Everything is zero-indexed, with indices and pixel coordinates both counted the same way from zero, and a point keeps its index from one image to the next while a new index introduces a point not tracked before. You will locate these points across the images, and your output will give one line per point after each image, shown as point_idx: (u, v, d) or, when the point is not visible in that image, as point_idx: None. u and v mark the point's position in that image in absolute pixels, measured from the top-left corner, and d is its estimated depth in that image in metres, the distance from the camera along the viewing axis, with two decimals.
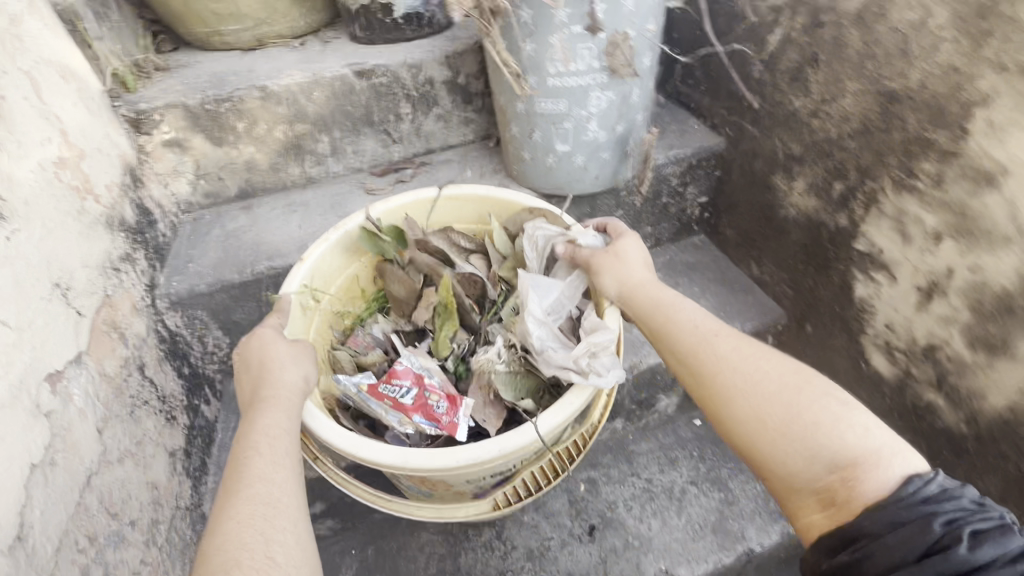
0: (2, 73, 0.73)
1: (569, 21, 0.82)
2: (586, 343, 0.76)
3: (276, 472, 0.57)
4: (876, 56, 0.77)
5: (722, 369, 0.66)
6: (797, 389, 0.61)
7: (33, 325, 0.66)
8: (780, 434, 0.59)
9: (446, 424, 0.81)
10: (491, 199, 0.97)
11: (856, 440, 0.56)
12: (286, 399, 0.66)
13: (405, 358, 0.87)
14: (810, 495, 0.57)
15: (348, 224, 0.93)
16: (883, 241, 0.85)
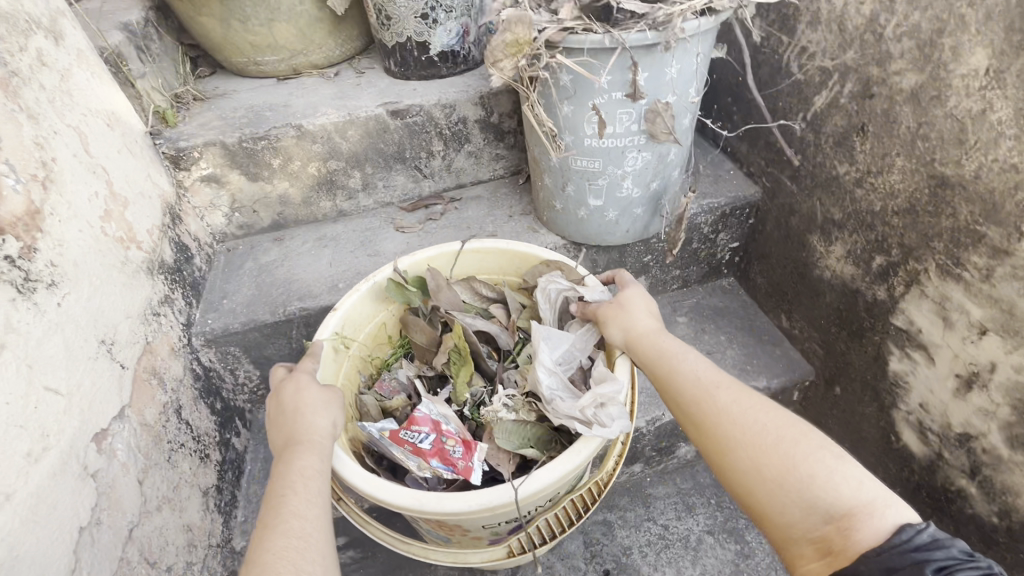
0: (54, 134, 0.76)
1: (609, 87, 0.80)
2: (592, 394, 0.69)
3: (309, 514, 0.55)
4: (930, 139, 0.75)
5: (723, 418, 0.61)
6: (796, 439, 0.57)
7: (82, 388, 0.69)
8: (778, 485, 0.55)
9: (461, 468, 0.71)
10: (516, 251, 0.89)
11: (853, 489, 0.52)
12: (322, 441, 0.63)
13: (424, 403, 0.77)
14: (807, 544, 0.52)
15: (376, 274, 0.85)
16: (922, 321, 0.83)
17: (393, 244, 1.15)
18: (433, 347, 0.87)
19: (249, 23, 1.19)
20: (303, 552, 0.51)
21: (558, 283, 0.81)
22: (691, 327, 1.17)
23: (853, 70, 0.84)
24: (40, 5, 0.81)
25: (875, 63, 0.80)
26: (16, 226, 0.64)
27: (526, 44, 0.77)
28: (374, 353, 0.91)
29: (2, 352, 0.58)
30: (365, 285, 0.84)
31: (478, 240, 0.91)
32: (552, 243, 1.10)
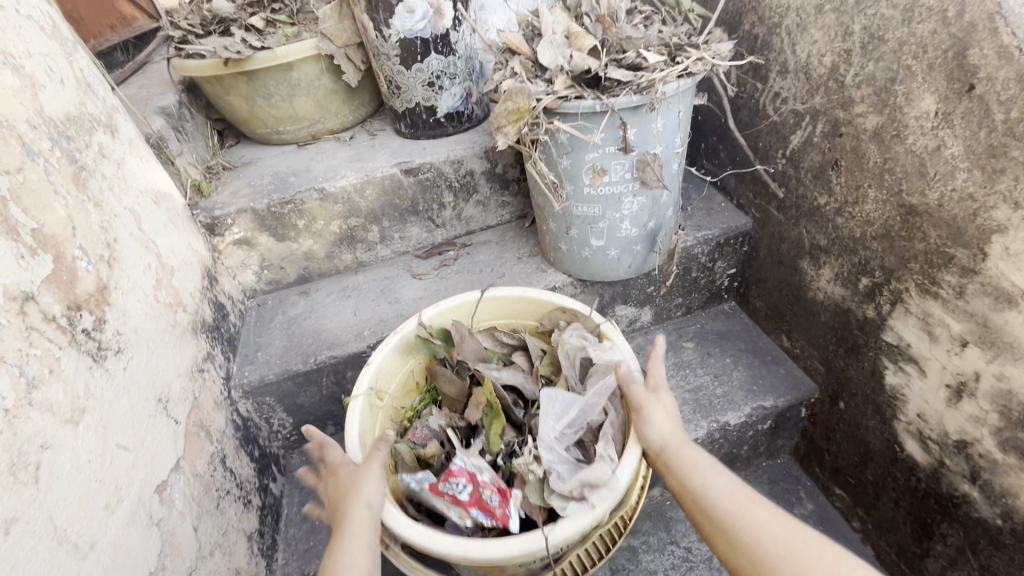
0: (114, 217, 0.85)
1: (603, 142, 0.90)
2: (592, 471, 0.74)
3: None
4: (895, 171, 0.83)
5: (762, 531, 0.61)
6: (833, 556, 0.58)
7: (145, 444, 0.76)
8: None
9: (500, 515, 0.77)
10: (532, 300, 0.98)
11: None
12: (363, 533, 0.66)
13: (459, 456, 0.81)
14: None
15: (403, 328, 0.94)
16: (910, 337, 0.89)
17: (412, 291, 1.23)
18: (460, 393, 0.94)
19: (272, 98, 1.30)
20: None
21: (574, 335, 0.90)
22: (697, 351, 1.24)
23: (822, 113, 0.93)
24: (99, 104, 0.92)
25: (841, 106, 0.89)
26: (90, 302, 0.73)
27: (526, 110, 0.87)
28: (403, 403, 0.99)
29: (84, 416, 0.66)
30: (393, 340, 0.93)
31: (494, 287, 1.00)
32: (561, 282, 1.17)
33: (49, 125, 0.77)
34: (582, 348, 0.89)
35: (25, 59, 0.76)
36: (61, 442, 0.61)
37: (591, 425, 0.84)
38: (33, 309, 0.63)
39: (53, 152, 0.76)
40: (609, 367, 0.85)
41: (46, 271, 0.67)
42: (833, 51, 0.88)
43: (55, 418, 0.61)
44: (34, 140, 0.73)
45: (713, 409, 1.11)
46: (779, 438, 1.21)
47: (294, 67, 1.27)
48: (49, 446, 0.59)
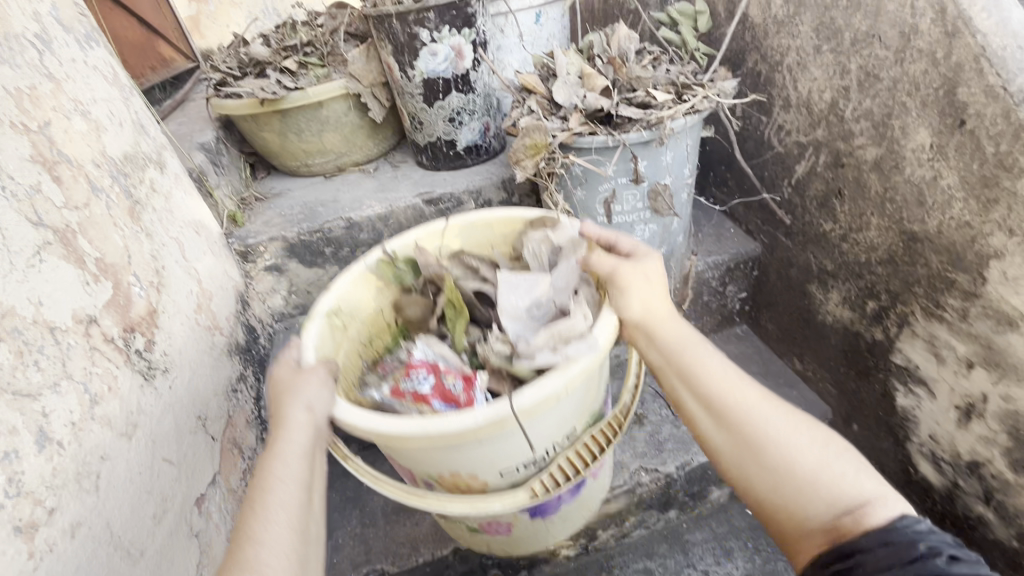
0: (163, 246, 0.92)
1: (615, 174, 0.95)
2: (565, 324, 0.70)
3: (273, 539, 0.54)
4: (895, 200, 0.87)
5: (757, 410, 0.63)
6: (821, 438, 0.61)
7: (186, 458, 0.81)
8: (808, 481, 0.58)
9: (465, 402, 0.74)
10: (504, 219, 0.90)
11: (872, 486, 0.58)
12: (296, 440, 0.62)
13: (420, 350, 0.83)
14: (820, 531, 0.57)
15: (366, 256, 0.87)
16: (918, 358, 0.91)
17: None
18: (428, 317, 0.90)
19: (303, 134, 1.39)
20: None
21: (534, 236, 0.84)
22: None
23: (825, 145, 0.98)
24: (151, 143, 1.00)
25: (841, 138, 0.94)
26: (142, 325, 0.79)
27: (543, 146, 0.93)
28: (375, 339, 0.91)
29: (136, 431, 0.71)
30: (356, 267, 0.86)
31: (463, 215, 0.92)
32: None
33: (110, 164, 0.84)
34: (545, 242, 0.83)
35: (91, 105, 0.85)
36: (117, 454, 0.66)
37: (559, 304, 0.78)
38: (96, 331, 0.69)
39: (114, 189, 0.83)
40: (574, 248, 0.80)
41: (106, 295, 0.73)
42: (832, 88, 0.93)
43: (113, 431, 0.66)
44: (98, 177, 0.80)
45: None
46: None
47: (324, 106, 1.36)
48: (108, 458, 0.64)
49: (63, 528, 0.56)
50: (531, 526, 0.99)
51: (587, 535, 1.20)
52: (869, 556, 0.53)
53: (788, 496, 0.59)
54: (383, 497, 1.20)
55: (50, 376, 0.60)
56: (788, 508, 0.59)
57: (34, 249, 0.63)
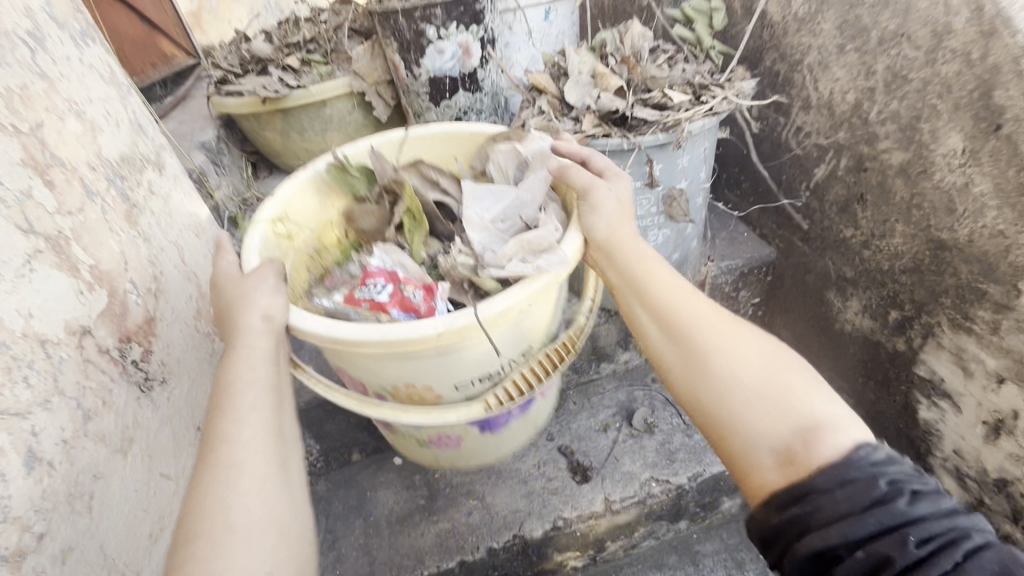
0: (161, 251, 0.89)
1: (629, 178, 0.91)
2: (535, 235, 0.69)
3: (248, 429, 0.56)
4: (922, 207, 0.83)
5: (705, 326, 0.62)
6: (775, 357, 0.59)
7: (184, 472, 0.78)
8: (752, 394, 0.57)
9: (425, 311, 0.72)
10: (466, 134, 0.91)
11: (829, 408, 0.55)
12: (259, 345, 0.62)
13: (377, 256, 0.79)
14: (768, 454, 0.54)
15: (315, 163, 0.87)
16: (943, 371, 0.88)
17: None
18: (384, 228, 0.88)
19: (306, 133, 1.36)
20: (228, 487, 0.51)
21: (500, 149, 0.84)
22: None
23: (847, 148, 0.94)
24: (149, 144, 0.97)
25: (865, 142, 0.90)
26: (138, 334, 0.76)
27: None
28: (323, 253, 0.91)
29: (131, 446, 0.68)
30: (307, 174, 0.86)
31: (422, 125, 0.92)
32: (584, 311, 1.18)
33: (106, 165, 0.81)
34: (511, 155, 0.83)
35: (86, 105, 0.82)
36: (111, 472, 0.63)
37: (525, 219, 0.78)
38: (89, 342, 0.67)
39: (110, 192, 0.80)
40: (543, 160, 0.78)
41: (101, 305, 0.70)
42: (856, 89, 0.89)
43: (107, 447, 0.64)
44: (92, 180, 0.77)
45: None
46: None
47: (327, 104, 1.33)
48: (101, 476, 0.62)
49: (54, 554, 0.53)
50: (483, 440, 1.05)
51: (595, 546, 1.17)
52: (827, 497, 0.49)
53: (733, 415, 0.57)
54: (386, 506, 1.17)
55: (40, 393, 0.57)
56: (734, 429, 0.56)
57: (24, 257, 0.60)
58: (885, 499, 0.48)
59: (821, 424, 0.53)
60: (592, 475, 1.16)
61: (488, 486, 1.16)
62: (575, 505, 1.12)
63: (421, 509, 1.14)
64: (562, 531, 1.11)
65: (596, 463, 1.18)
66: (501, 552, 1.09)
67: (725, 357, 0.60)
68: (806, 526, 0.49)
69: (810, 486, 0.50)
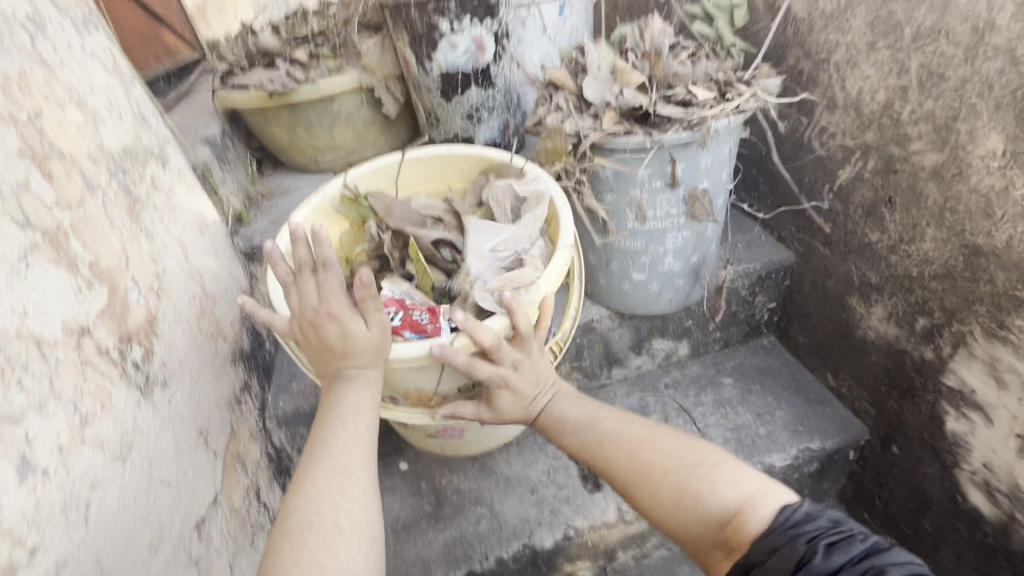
0: (163, 247, 0.86)
1: (649, 177, 0.89)
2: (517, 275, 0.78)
3: (353, 453, 0.66)
4: (956, 210, 0.81)
5: (614, 458, 0.74)
6: (676, 463, 0.69)
7: (186, 478, 0.75)
8: (675, 506, 0.67)
9: (431, 330, 0.81)
10: (462, 157, 0.98)
11: (740, 488, 0.64)
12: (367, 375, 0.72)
13: (386, 289, 0.85)
14: (716, 548, 0.63)
15: (326, 188, 0.93)
16: (975, 381, 0.85)
17: None
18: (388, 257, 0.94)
19: (313, 128, 1.33)
20: (330, 505, 0.60)
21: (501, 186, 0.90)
22: (737, 388, 1.19)
23: (875, 149, 0.91)
24: (153, 137, 0.94)
25: (895, 142, 0.87)
26: (139, 334, 0.73)
27: (565, 152, 0.89)
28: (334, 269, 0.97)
29: (131, 452, 0.65)
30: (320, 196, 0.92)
31: (418, 148, 0.99)
32: (597, 315, 1.14)
33: (108, 158, 0.78)
34: (511, 191, 0.89)
35: (88, 95, 0.78)
36: (109, 479, 0.60)
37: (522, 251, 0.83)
38: (88, 342, 0.63)
39: (111, 185, 0.77)
40: (539, 199, 0.86)
41: (101, 303, 0.67)
42: (887, 88, 0.86)
43: (105, 454, 0.61)
44: (94, 173, 0.74)
45: (756, 449, 1.07)
46: (827, 482, 1.14)
47: (335, 100, 1.30)
48: (99, 485, 0.58)
49: (46, 569, 0.50)
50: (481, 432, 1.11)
51: (606, 557, 1.13)
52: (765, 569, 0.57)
53: (671, 529, 0.68)
54: (392, 512, 1.13)
55: (34, 396, 0.54)
56: (682, 540, 0.67)
57: (20, 253, 0.57)
58: (804, 559, 0.55)
59: (741, 506, 0.63)
60: (603, 484, 1.13)
61: (497, 493, 1.13)
62: (587, 515, 1.08)
63: (429, 516, 1.11)
64: (573, 541, 1.07)
65: None
66: (511, 562, 1.06)
67: (642, 482, 0.71)
68: None
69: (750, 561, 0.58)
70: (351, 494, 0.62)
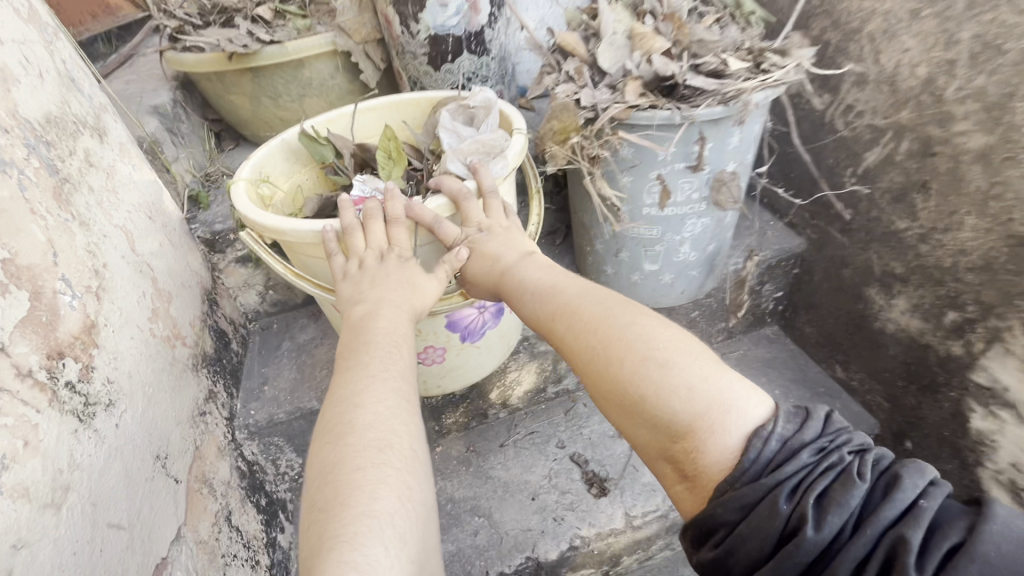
0: (103, 238, 0.71)
1: (673, 158, 0.79)
2: (488, 139, 0.76)
3: (407, 380, 0.63)
4: (1005, 198, 0.74)
5: (572, 336, 0.65)
6: (621, 357, 0.58)
7: (141, 515, 0.63)
8: (622, 409, 0.58)
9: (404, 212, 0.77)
10: (412, 101, 0.90)
11: (693, 399, 0.53)
12: (400, 306, 0.70)
13: (355, 187, 0.80)
14: (665, 463, 0.56)
15: (279, 135, 0.84)
16: (1008, 379, 0.81)
17: None
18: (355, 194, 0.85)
19: (280, 99, 1.18)
20: (404, 429, 0.57)
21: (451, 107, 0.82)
22: None
23: (911, 130, 0.84)
24: (85, 103, 0.78)
25: (936, 123, 0.80)
26: (75, 346, 0.59)
27: (574, 130, 0.78)
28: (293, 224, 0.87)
29: (68, 496, 0.53)
30: (272, 143, 0.83)
31: (372, 99, 0.91)
32: None
33: (24, 127, 0.63)
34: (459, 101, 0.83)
35: None
36: (38, 536, 0.48)
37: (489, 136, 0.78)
38: (3, 364, 0.50)
39: (31, 161, 0.62)
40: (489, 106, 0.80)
41: (20, 313, 0.54)
42: (930, 61, 0.79)
43: (31, 505, 0.48)
44: (6, 147, 0.59)
45: None
46: None
47: (306, 65, 1.14)
48: (23, 546, 0.46)
49: None
50: (465, 353, 0.97)
51: (611, 563, 1.05)
52: (737, 534, 0.47)
53: (624, 429, 0.60)
54: None
55: None
56: (634, 443, 0.60)
57: None
58: (792, 527, 0.45)
59: (693, 425, 0.52)
60: (609, 488, 1.05)
61: (495, 501, 1.05)
62: (593, 522, 1.01)
63: None
64: (579, 551, 0.99)
65: (613, 474, 1.07)
66: None
67: (592, 371, 0.61)
68: (733, 565, 0.48)
69: (715, 522, 0.49)
70: (403, 421, 0.58)
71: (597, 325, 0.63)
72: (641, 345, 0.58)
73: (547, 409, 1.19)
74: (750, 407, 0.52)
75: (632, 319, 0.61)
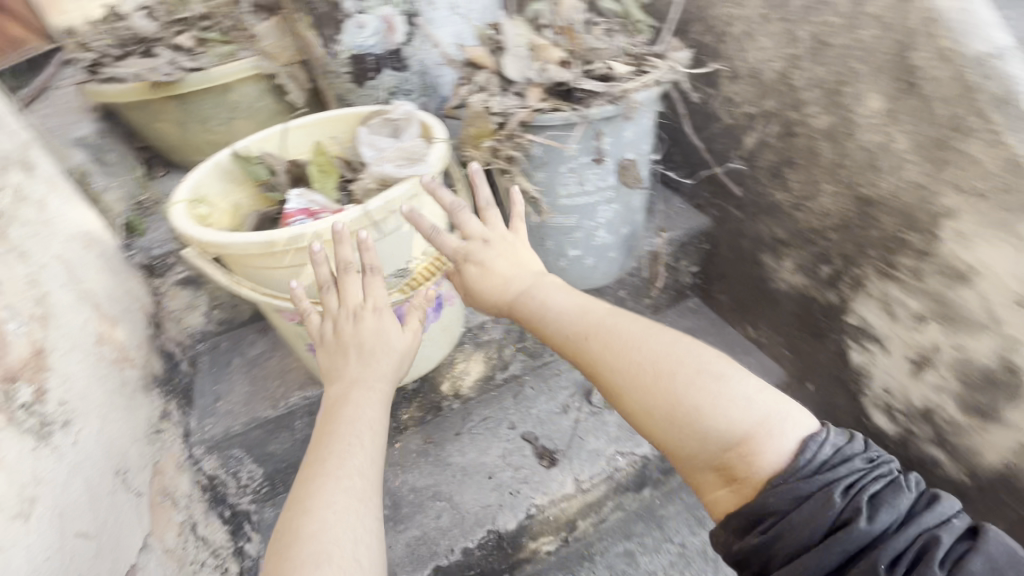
0: (42, 268, 0.74)
1: (578, 152, 0.90)
2: (409, 146, 0.83)
3: (371, 474, 0.60)
4: (848, 166, 0.90)
5: (603, 359, 0.62)
6: (672, 370, 0.58)
7: (107, 525, 0.66)
8: (667, 423, 0.57)
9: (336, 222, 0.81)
10: (341, 118, 0.96)
11: (751, 410, 0.55)
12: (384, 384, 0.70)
13: (292, 200, 0.85)
14: (710, 472, 0.56)
15: (214, 157, 0.88)
16: (871, 317, 0.96)
17: None
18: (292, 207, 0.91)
19: (209, 123, 1.21)
20: (348, 534, 0.54)
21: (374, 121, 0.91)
22: None
23: (775, 114, 0.98)
24: (9, 139, 0.80)
25: (792, 107, 0.95)
26: (26, 370, 0.62)
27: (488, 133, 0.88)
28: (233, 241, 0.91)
29: (35, 507, 0.56)
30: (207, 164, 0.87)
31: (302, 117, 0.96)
32: None
33: None
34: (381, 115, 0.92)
35: None
36: (10, 543, 0.52)
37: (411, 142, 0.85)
38: None
39: None
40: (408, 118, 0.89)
41: None
42: (781, 57, 0.94)
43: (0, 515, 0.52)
44: None
45: None
46: None
47: (231, 89, 1.18)
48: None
49: None
50: None
51: (567, 527, 1.14)
52: (787, 527, 0.51)
53: (657, 443, 0.59)
54: None
55: None
56: (668, 457, 0.59)
57: None
58: (844, 519, 0.49)
59: (752, 431, 0.54)
60: (558, 459, 1.15)
61: (455, 484, 1.12)
62: (546, 491, 1.10)
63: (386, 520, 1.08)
64: (536, 519, 1.08)
65: (561, 446, 1.16)
66: (476, 551, 1.05)
67: (630, 388, 0.60)
68: (771, 557, 0.51)
69: (765, 512, 0.52)
70: (353, 515, 0.56)
71: (630, 349, 0.61)
72: (696, 359, 0.59)
73: (498, 395, 1.27)
74: (804, 420, 0.56)
75: (673, 337, 0.61)
